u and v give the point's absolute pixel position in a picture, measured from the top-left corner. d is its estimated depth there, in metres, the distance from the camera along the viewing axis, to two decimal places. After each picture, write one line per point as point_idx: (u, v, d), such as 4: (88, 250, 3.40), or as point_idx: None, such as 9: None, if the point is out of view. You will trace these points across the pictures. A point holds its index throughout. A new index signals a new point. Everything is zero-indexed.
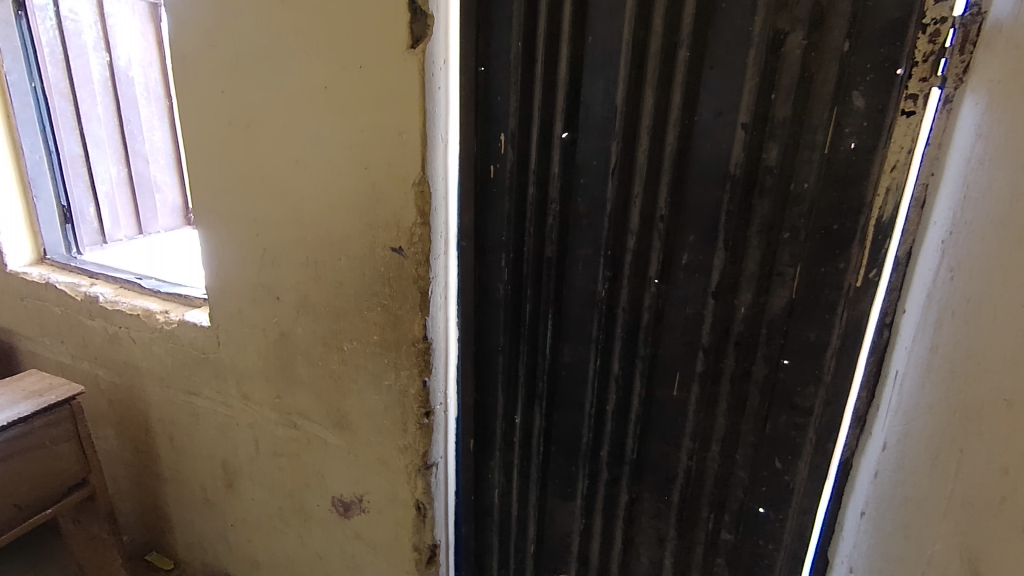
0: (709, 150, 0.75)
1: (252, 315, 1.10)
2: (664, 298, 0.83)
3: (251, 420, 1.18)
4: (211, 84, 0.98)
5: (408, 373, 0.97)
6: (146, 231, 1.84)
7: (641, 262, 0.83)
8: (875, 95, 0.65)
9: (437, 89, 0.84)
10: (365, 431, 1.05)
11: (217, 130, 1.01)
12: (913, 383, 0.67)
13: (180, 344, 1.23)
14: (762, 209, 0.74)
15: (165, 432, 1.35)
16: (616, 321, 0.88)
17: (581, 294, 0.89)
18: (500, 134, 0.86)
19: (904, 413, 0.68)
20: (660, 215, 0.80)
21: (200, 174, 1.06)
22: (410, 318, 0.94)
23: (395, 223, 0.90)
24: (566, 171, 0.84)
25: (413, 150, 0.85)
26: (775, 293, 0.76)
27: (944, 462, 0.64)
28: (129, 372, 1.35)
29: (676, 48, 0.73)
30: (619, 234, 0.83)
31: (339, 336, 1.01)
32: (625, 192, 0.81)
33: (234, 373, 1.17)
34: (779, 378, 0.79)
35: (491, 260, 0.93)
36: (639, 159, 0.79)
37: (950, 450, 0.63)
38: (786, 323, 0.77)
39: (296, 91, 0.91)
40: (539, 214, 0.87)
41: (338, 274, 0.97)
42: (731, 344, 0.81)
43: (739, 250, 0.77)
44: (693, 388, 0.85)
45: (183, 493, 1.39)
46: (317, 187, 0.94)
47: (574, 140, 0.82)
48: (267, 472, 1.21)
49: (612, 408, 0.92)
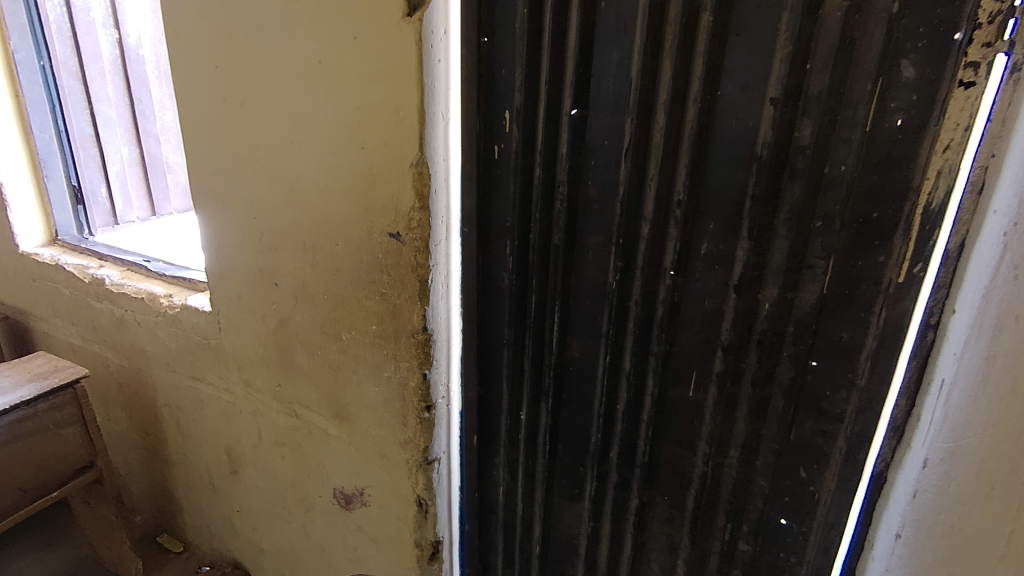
0: (733, 128, 0.67)
1: (252, 301, 1.06)
2: (680, 291, 0.76)
3: (253, 407, 1.16)
4: (205, 59, 0.93)
5: (408, 365, 0.92)
6: (159, 212, 1.81)
7: (656, 252, 0.76)
8: (927, 64, 0.56)
9: (437, 61, 0.78)
10: (365, 424, 1.01)
11: (212, 108, 0.96)
12: (963, 397, 0.59)
13: (183, 329, 1.20)
14: (792, 195, 0.66)
15: (171, 416, 1.34)
16: (628, 315, 0.81)
17: (591, 285, 0.82)
18: (505, 111, 0.79)
19: (952, 430, 0.60)
20: (677, 201, 0.73)
21: (197, 155, 1.02)
22: (409, 308, 0.88)
23: (392, 208, 0.84)
24: (575, 151, 0.77)
25: (411, 127, 0.78)
26: (805, 288, 0.69)
27: (1002, 494, 0.57)
28: (136, 356, 1.34)
29: (698, 14, 0.65)
30: (632, 221, 0.76)
31: (337, 325, 0.97)
32: (639, 175, 0.74)
33: (236, 360, 1.14)
34: (807, 381, 0.72)
35: (495, 247, 0.87)
36: (655, 138, 0.72)
37: (1010, 480, 0.56)
38: (815, 321, 0.69)
39: (289, 66, 0.85)
40: (546, 198, 0.81)
41: (336, 260, 0.92)
42: (753, 344, 0.73)
43: (764, 240, 0.69)
44: (710, 389, 0.78)
45: (190, 477, 1.38)
46: (312, 168, 0.89)
47: (584, 117, 0.75)
48: (270, 460, 1.19)
49: (623, 408, 0.86)
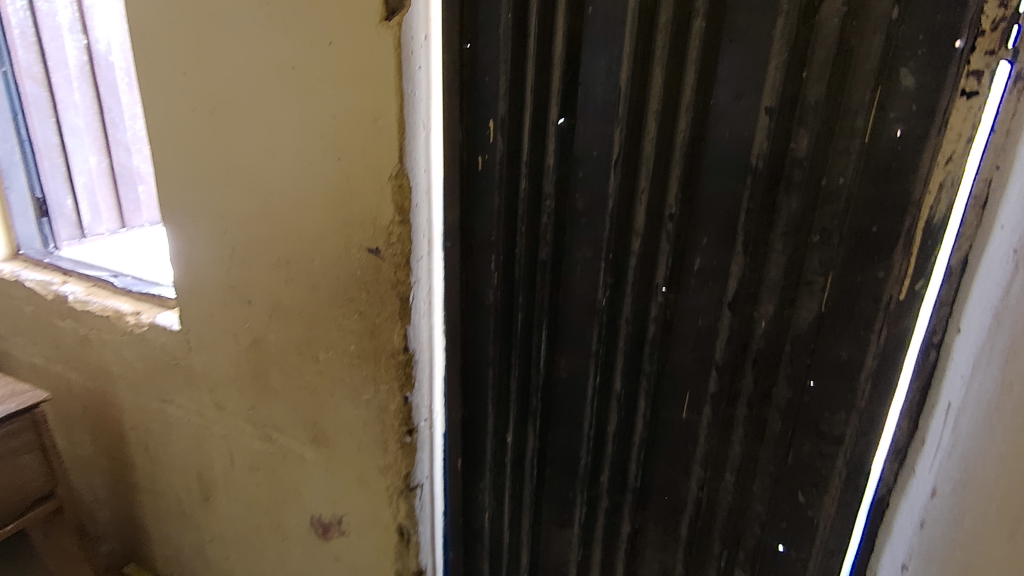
0: (728, 139, 0.65)
1: (223, 319, 1.00)
2: (673, 308, 0.73)
3: (225, 431, 1.10)
4: (173, 65, 0.88)
5: (388, 388, 0.87)
6: (130, 225, 1.75)
7: (647, 267, 0.73)
8: (928, 72, 0.54)
9: (417, 68, 0.74)
10: (343, 448, 0.96)
11: (181, 116, 0.91)
12: (977, 424, 0.55)
13: (151, 349, 1.14)
14: (789, 208, 0.63)
15: (139, 440, 1.27)
16: (619, 333, 0.78)
17: (580, 302, 0.79)
18: (488, 120, 0.76)
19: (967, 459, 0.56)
20: (669, 214, 0.70)
21: (163, 166, 0.97)
22: (389, 327, 0.84)
23: (370, 221, 0.80)
24: (563, 162, 0.74)
25: (389, 136, 0.75)
26: (802, 305, 0.66)
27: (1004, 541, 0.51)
28: (101, 377, 1.27)
29: (690, 20, 0.63)
30: (622, 235, 0.73)
31: (313, 345, 0.92)
32: (630, 187, 0.71)
33: (207, 381, 1.08)
34: (804, 402, 0.69)
35: (479, 262, 0.83)
36: (645, 149, 0.69)
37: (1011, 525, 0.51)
38: (813, 340, 0.66)
39: (261, 73, 0.81)
40: (533, 211, 0.77)
41: (311, 276, 0.88)
42: (749, 363, 0.71)
43: (760, 255, 0.66)
44: (704, 411, 0.75)
45: (159, 504, 1.31)
46: (286, 180, 0.85)
47: (571, 127, 0.72)
48: (242, 486, 1.13)
49: (613, 430, 0.82)
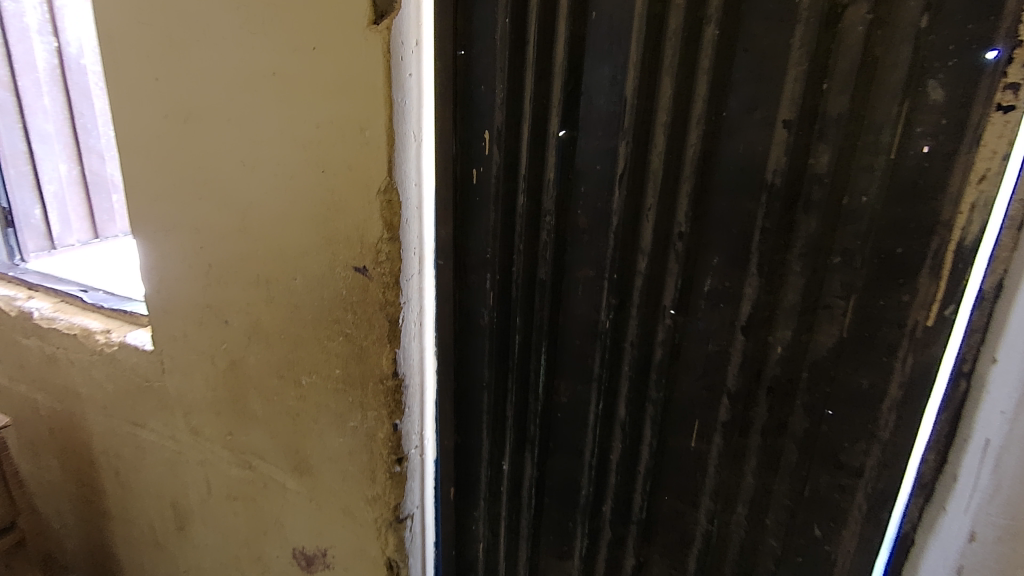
0: (742, 153, 0.60)
1: (199, 340, 0.94)
2: (681, 331, 0.69)
3: (201, 457, 1.03)
4: (144, 70, 0.82)
5: (376, 415, 0.82)
6: (102, 235, 1.68)
7: (654, 288, 0.69)
8: (958, 85, 0.50)
9: (408, 75, 0.69)
10: (328, 478, 0.90)
11: (153, 125, 0.85)
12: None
13: (122, 370, 1.07)
14: (808, 228, 0.59)
15: (110, 465, 1.20)
16: (623, 357, 0.73)
17: (582, 324, 0.74)
18: (484, 131, 0.71)
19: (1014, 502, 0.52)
20: (678, 233, 0.66)
21: (134, 177, 0.90)
22: (377, 350, 0.78)
23: (356, 238, 0.74)
24: (563, 177, 0.69)
25: (378, 148, 0.69)
26: (821, 330, 0.62)
27: None
28: (69, 398, 1.20)
29: (702, 26, 0.58)
30: (627, 254, 0.69)
31: (295, 368, 0.86)
32: (636, 204, 0.66)
33: (182, 405, 1.02)
34: (822, 432, 0.65)
35: (474, 281, 0.78)
36: (653, 163, 0.64)
37: None
38: (833, 367, 0.63)
39: (238, 79, 0.75)
40: (532, 229, 0.73)
41: (293, 296, 0.82)
42: (763, 391, 0.66)
43: (776, 277, 0.62)
44: (714, 440, 0.71)
45: (132, 533, 1.24)
46: (266, 194, 0.79)
47: (573, 139, 0.68)
48: (220, 516, 1.06)
49: (617, 459, 0.78)
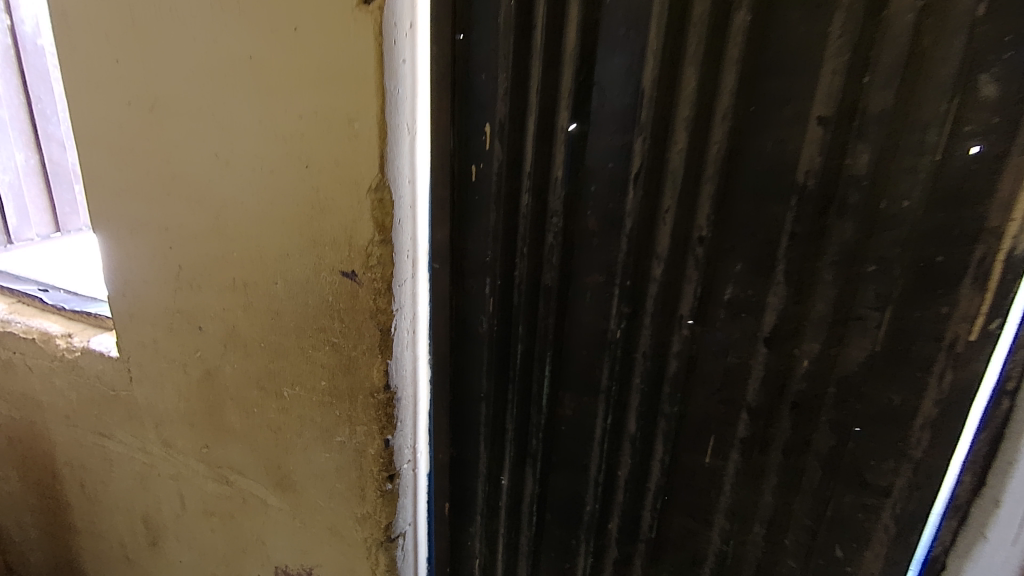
0: (770, 152, 0.55)
1: (169, 347, 0.87)
2: (698, 343, 0.64)
3: (175, 471, 0.96)
4: (103, 51, 0.74)
5: (366, 430, 0.75)
6: (65, 228, 1.57)
7: (670, 297, 0.64)
8: (1014, 79, 0.45)
9: (402, 62, 0.62)
10: (312, 495, 0.83)
11: (114, 112, 0.77)
12: None
13: (85, 377, 0.99)
14: (842, 234, 0.54)
15: (74, 477, 1.12)
16: (634, 368, 0.68)
17: (590, 333, 0.69)
18: (484, 125, 0.65)
19: None
20: (698, 237, 0.60)
21: (94, 170, 0.82)
22: (367, 362, 0.72)
23: (344, 241, 0.68)
24: (573, 175, 0.63)
25: (368, 143, 0.63)
26: (851, 344, 0.57)
27: None
28: (29, 407, 1.11)
29: (731, 11, 0.52)
30: (640, 260, 0.63)
31: (276, 380, 0.79)
32: (652, 205, 0.61)
33: (152, 416, 0.94)
34: (848, 450, 0.61)
35: (471, 286, 0.73)
36: (672, 162, 0.59)
37: None
38: (862, 382, 0.58)
39: (210, 62, 0.67)
40: (536, 231, 0.67)
41: (274, 302, 0.75)
42: (786, 407, 0.62)
43: (805, 286, 0.57)
44: (731, 457, 0.66)
45: (100, 548, 1.16)
46: (242, 191, 0.72)
47: (584, 135, 0.62)
48: (196, 532, 0.99)
49: (625, 476, 0.73)
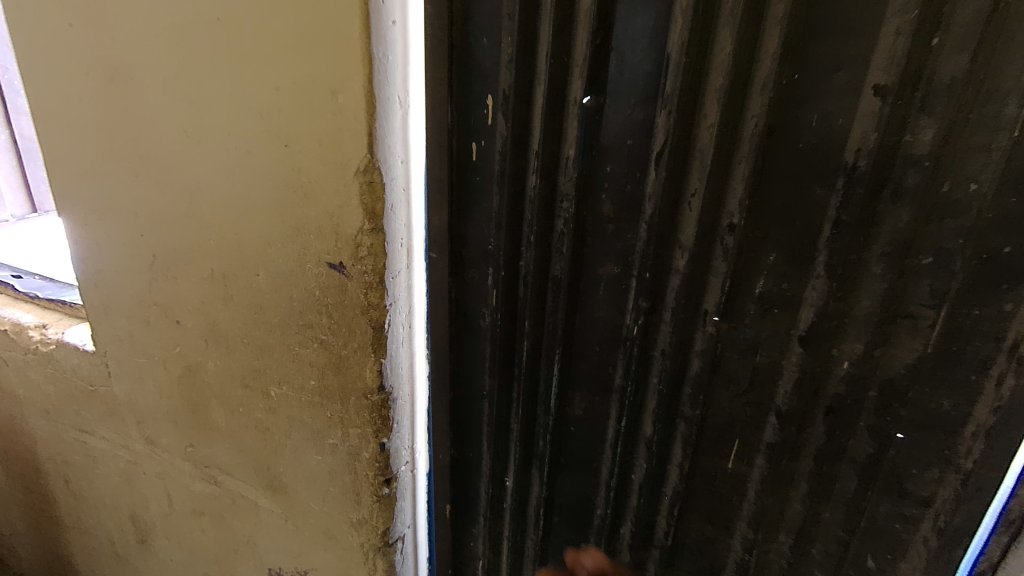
0: (817, 129, 0.48)
1: (147, 342, 0.80)
2: (724, 341, 0.58)
3: (160, 469, 0.91)
4: (52, 13, 0.65)
5: (359, 433, 0.70)
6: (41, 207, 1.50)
7: (694, 290, 0.57)
8: None
9: (390, 23, 0.54)
10: (304, 498, 0.78)
11: (71, 84, 0.69)
12: None
13: (62, 372, 0.93)
14: (896, 222, 0.48)
15: (58, 472, 1.07)
16: (651, 368, 0.62)
17: (603, 328, 0.63)
18: (487, 97, 0.58)
19: None
20: (729, 225, 0.53)
21: (54, 148, 0.74)
22: (359, 361, 0.66)
23: (330, 229, 0.61)
24: (586, 154, 0.56)
25: (354, 119, 0.55)
26: (899, 344, 0.51)
27: None
28: (6, 400, 1.06)
29: None
30: (661, 249, 0.56)
31: (262, 378, 0.73)
32: (677, 188, 0.54)
33: (134, 412, 0.89)
34: (887, 458, 0.55)
35: (474, 276, 0.67)
36: (701, 139, 0.51)
37: None
38: (908, 386, 0.52)
39: (174, 26, 0.59)
40: (544, 217, 0.60)
41: (256, 295, 0.68)
42: (821, 411, 0.56)
43: (849, 280, 0.51)
44: (757, 463, 0.61)
45: (88, 543, 1.12)
46: (216, 172, 0.64)
47: (600, 108, 0.54)
48: (185, 531, 0.95)
49: (639, 482, 0.67)
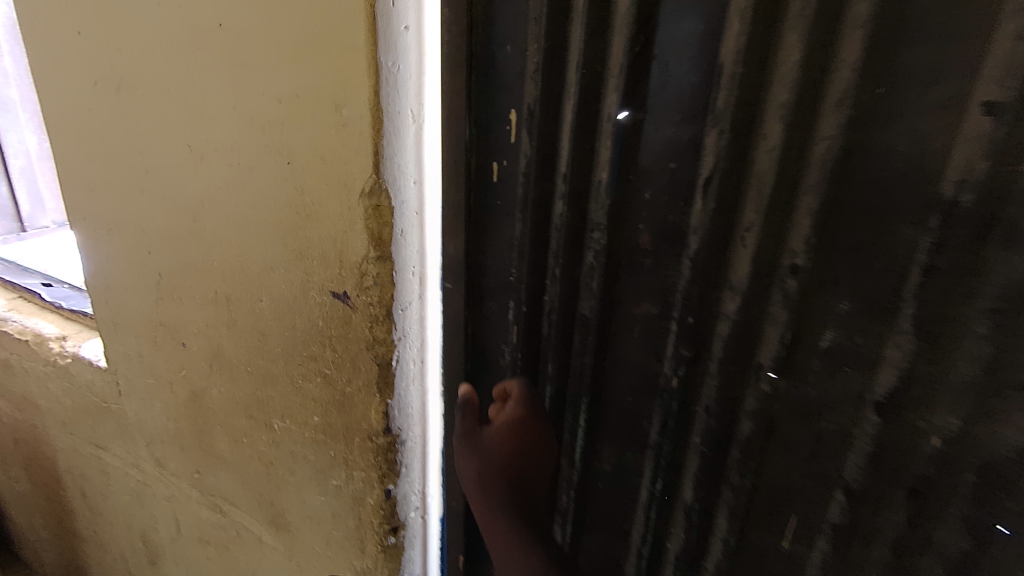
0: (905, 155, 0.38)
1: (155, 362, 0.77)
2: (779, 401, 0.48)
3: (168, 493, 0.88)
4: (63, 21, 0.63)
5: (363, 476, 0.64)
6: None
7: (745, 340, 0.48)
8: None
9: (402, 29, 0.48)
10: (308, 539, 0.73)
11: (81, 93, 0.66)
12: None
13: (78, 386, 0.91)
14: (1010, 270, 0.36)
15: (76, 485, 1.06)
16: (692, 426, 0.53)
17: (636, 375, 0.55)
18: (509, 111, 0.51)
19: None
20: (790, 266, 0.44)
21: (67, 159, 0.72)
22: (363, 400, 0.60)
23: (334, 255, 0.55)
24: (620, 178, 0.49)
25: (359, 135, 0.49)
26: (1008, 421, 0.39)
27: None
28: (29, 409, 1.05)
29: None
30: (708, 292, 0.48)
31: (265, 410, 0.68)
32: (728, 220, 0.45)
33: (143, 433, 0.85)
34: (987, 559, 0.42)
35: (492, 310, 0.60)
36: (760, 163, 0.42)
37: None
38: (1018, 472, 0.40)
39: (177, 33, 0.55)
40: (572, 248, 0.52)
41: (259, 322, 0.63)
42: (901, 493, 0.45)
43: (943, 340, 0.40)
44: (818, 544, 0.51)
45: (104, 557, 1.10)
46: (220, 188, 0.60)
47: (637, 125, 0.47)
48: (193, 557, 0.91)
49: (676, 552, 0.58)
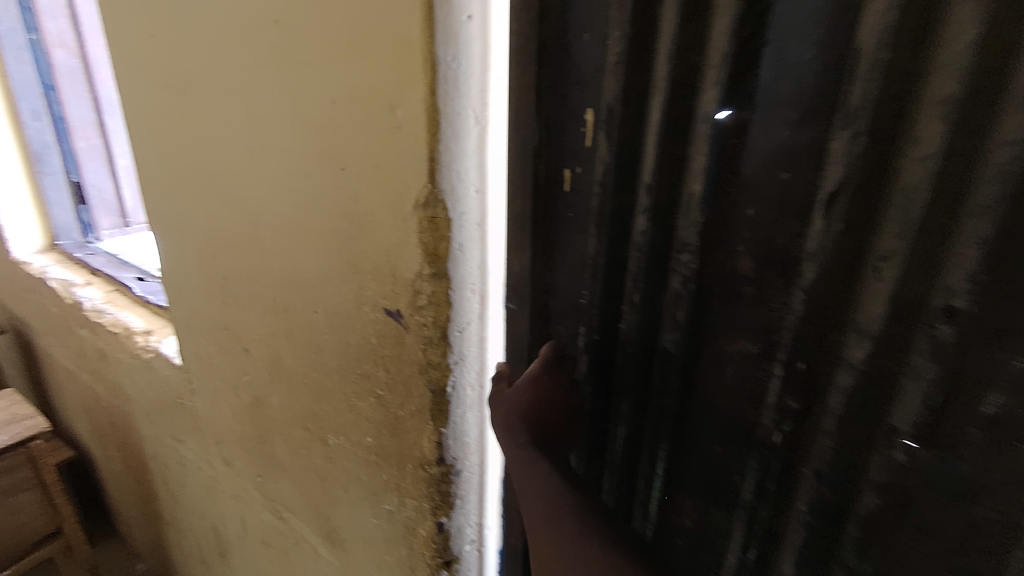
0: None
1: (221, 365, 0.77)
2: (918, 476, 0.37)
3: (235, 492, 0.88)
4: (139, 24, 0.63)
5: (416, 505, 0.59)
6: None
7: (874, 395, 0.37)
8: None
9: (463, 18, 0.42)
10: (361, 559, 0.70)
11: (154, 96, 0.65)
12: None
13: (158, 380, 0.94)
14: None
15: (159, 471, 1.10)
16: (797, 488, 0.43)
17: (727, 422, 0.46)
18: (585, 111, 0.44)
19: None
20: (945, 308, 0.33)
21: (144, 161, 0.73)
22: (416, 426, 0.56)
23: (388, 269, 0.51)
24: (717, 191, 0.40)
25: (414, 138, 0.44)
26: None
27: None
28: (120, 396, 1.11)
29: None
30: (826, 331, 0.38)
31: (321, 424, 0.66)
32: (858, 244, 0.35)
33: (213, 432, 0.86)
34: None
35: (560, 335, 0.53)
36: (908, 173, 0.32)
37: None
38: None
39: (235, 31, 0.52)
40: (653, 270, 0.45)
41: (315, 334, 0.60)
42: None
43: None
44: None
45: (182, 542, 1.15)
46: (276, 192, 0.57)
47: (742, 126, 0.38)
48: (256, 556, 0.92)
49: None
